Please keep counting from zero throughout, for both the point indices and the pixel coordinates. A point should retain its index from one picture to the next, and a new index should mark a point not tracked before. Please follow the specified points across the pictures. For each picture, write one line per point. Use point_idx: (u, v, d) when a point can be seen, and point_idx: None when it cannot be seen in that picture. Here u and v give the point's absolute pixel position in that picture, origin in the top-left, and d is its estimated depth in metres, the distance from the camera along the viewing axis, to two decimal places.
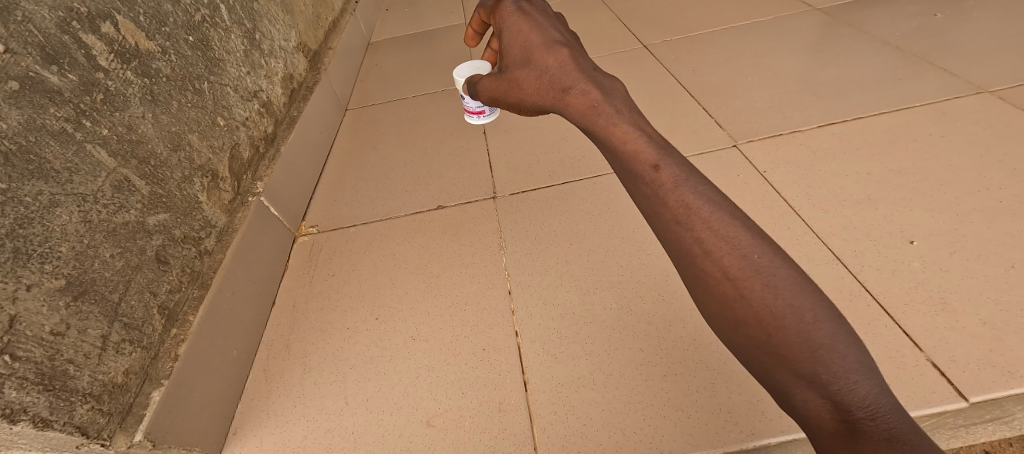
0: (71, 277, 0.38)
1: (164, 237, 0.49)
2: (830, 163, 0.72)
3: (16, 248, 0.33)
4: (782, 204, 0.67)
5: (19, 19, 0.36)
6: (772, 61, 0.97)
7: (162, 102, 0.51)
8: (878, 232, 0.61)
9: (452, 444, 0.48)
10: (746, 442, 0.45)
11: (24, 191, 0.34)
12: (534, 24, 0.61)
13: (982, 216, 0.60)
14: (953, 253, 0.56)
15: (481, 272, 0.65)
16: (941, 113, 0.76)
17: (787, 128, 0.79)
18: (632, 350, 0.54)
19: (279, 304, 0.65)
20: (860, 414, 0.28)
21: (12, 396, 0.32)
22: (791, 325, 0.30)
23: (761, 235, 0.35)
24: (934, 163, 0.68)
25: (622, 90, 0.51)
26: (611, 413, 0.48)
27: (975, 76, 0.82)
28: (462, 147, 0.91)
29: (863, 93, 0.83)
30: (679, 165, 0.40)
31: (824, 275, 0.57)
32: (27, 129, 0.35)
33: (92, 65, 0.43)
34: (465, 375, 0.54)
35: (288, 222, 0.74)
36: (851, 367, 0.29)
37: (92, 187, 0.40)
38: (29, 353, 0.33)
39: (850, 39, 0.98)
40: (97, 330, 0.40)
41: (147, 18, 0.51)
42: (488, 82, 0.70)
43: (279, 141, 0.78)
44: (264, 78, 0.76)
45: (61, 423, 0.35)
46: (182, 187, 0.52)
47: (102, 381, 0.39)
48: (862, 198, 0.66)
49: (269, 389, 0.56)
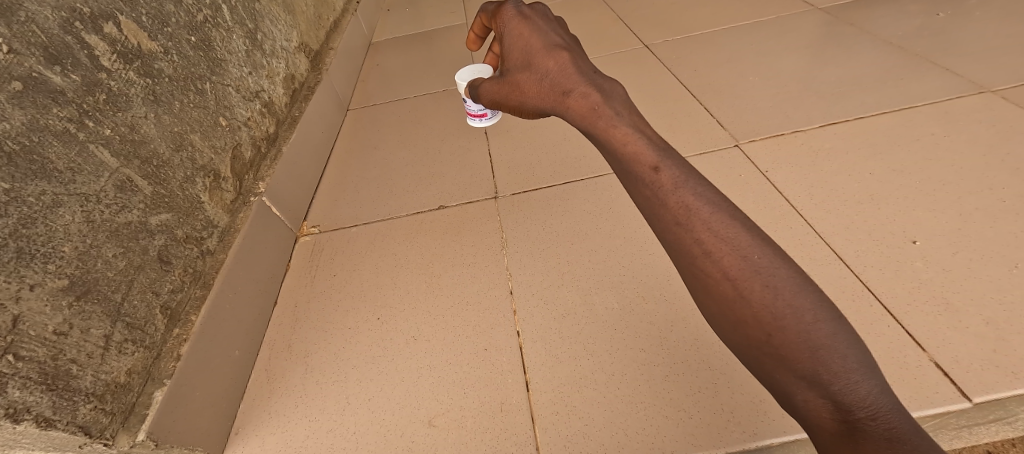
0: (74, 277, 0.38)
1: (166, 237, 0.49)
2: (832, 163, 0.72)
3: (19, 248, 0.33)
4: (783, 204, 0.67)
5: (22, 20, 0.36)
6: (773, 61, 0.96)
7: (164, 102, 0.51)
8: (881, 232, 0.60)
9: (454, 444, 0.48)
10: (749, 442, 0.45)
11: (27, 191, 0.34)
12: (534, 28, 0.61)
13: (984, 216, 0.60)
14: (955, 253, 0.56)
15: (483, 272, 0.65)
16: (943, 112, 0.76)
17: (789, 128, 0.79)
18: (634, 350, 0.53)
19: (281, 304, 0.66)
20: (860, 414, 0.28)
21: (15, 396, 0.32)
22: (791, 326, 0.30)
23: (761, 236, 0.35)
24: (936, 163, 0.68)
25: (622, 93, 0.51)
26: (614, 413, 0.48)
27: (978, 75, 0.82)
28: (463, 147, 0.91)
29: (865, 92, 0.83)
30: (679, 166, 0.40)
31: (826, 275, 0.57)
32: (30, 129, 0.35)
33: (94, 65, 0.43)
34: (466, 375, 0.54)
35: (289, 222, 0.74)
36: (851, 367, 0.29)
37: (95, 187, 0.41)
38: (32, 353, 0.33)
39: (851, 38, 0.98)
40: (100, 330, 0.40)
41: (149, 18, 0.51)
42: (489, 86, 0.70)
43: (281, 141, 0.78)
44: (265, 79, 0.76)
45: (64, 423, 0.35)
46: (184, 188, 0.53)
47: (105, 381, 0.39)
48: (864, 198, 0.65)
49: (271, 388, 0.56)
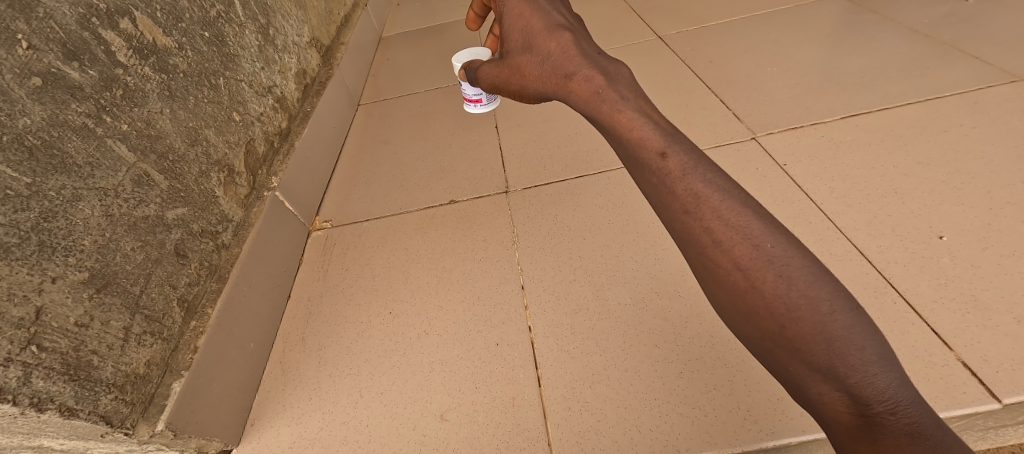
0: (93, 270, 0.38)
1: (182, 231, 0.49)
2: (854, 156, 0.69)
3: (41, 241, 0.34)
4: (803, 199, 0.65)
5: (41, 16, 0.36)
6: (792, 50, 0.94)
7: (179, 97, 0.52)
8: (905, 228, 0.58)
9: (465, 439, 0.48)
10: (765, 441, 0.44)
11: (48, 186, 0.35)
12: (535, 8, 0.60)
13: (1016, 210, 0.57)
14: (985, 249, 0.54)
15: (494, 266, 0.65)
16: (973, 102, 0.73)
17: (809, 120, 0.77)
18: (648, 346, 0.53)
19: (295, 297, 0.66)
20: (879, 408, 0.27)
21: (39, 386, 0.32)
22: (806, 317, 0.29)
23: (775, 224, 0.34)
24: (964, 155, 0.66)
25: (626, 75, 0.50)
26: (627, 410, 0.48)
27: (1010, 64, 0.78)
28: (474, 141, 0.90)
29: (889, 82, 0.80)
30: (687, 152, 0.39)
31: (847, 271, 0.55)
32: (51, 125, 0.36)
33: (111, 61, 0.43)
34: (477, 370, 0.53)
35: (302, 216, 0.75)
36: (869, 360, 0.28)
37: (113, 182, 0.41)
38: (55, 344, 0.34)
39: (874, 26, 0.95)
40: (120, 321, 0.40)
41: (164, 14, 0.52)
42: (488, 68, 0.70)
43: (293, 135, 0.78)
44: (278, 74, 0.77)
45: (86, 412, 0.36)
46: (199, 182, 0.53)
47: (125, 371, 0.40)
48: (888, 192, 0.63)
49: (286, 380, 0.56)
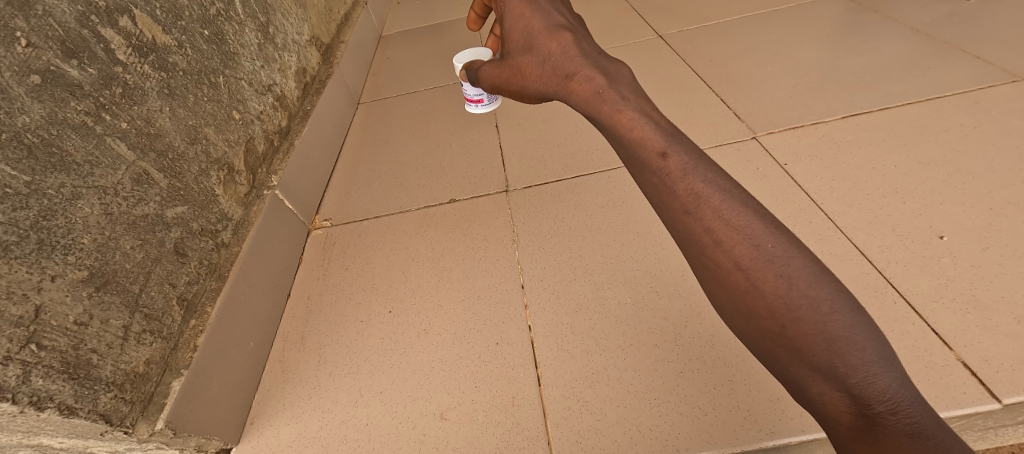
0: (93, 268, 0.38)
1: (182, 229, 0.49)
2: (854, 156, 0.69)
3: (40, 240, 0.34)
4: (804, 198, 0.65)
5: (40, 14, 0.36)
6: (793, 49, 0.94)
7: (179, 95, 0.52)
8: (906, 227, 0.58)
9: (465, 438, 0.48)
10: (765, 440, 0.44)
11: (47, 184, 0.35)
12: (536, 8, 0.60)
13: (1017, 210, 0.57)
14: (985, 249, 0.54)
15: (494, 265, 0.65)
16: (974, 102, 0.73)
17: (809, 120, 0.77)
18: (648, 345, 0.53)
19: (295, 296, 0.66)
20: (880, 408, 0.27)
21: (38, 384, 0.32)
22: (806, 317, 0.29)
23: (775, 224, 0.34)
24: (965, 154, 0.66)
25: (627, 75, 0.50)
26: (627, 409, 0.48)
27: (1011, 64, 0.78)
28: (474, 140, 0.90)
29: (890, 82, 0.80)
30: (688, 152, 0.39)
31: (847, 271, 0.55)
32: (50, 123, 0.36)
33: (111, 59, 0.43)
34: (477, 369, 0.53)
35: (302, 215, 0.75)
36: (869, 359, 0.28)
37: (112, 180, 0.41)
38: (54, 342, 0.34)
39: (876, 25, 0.95)
40: (120, 320, 0.40)
41: (163, 12, 0.52)
42: (488, 68, 0.70)
43: (293, 134, 0.78)
44: (277, 73, 0.76)
45: (85, 411, 0.36)
46: (198, 181, 0.53)
47: (125, 370, 0.40)
48: (889, 191, 0.63)
49: (286, 378, 0.56)
